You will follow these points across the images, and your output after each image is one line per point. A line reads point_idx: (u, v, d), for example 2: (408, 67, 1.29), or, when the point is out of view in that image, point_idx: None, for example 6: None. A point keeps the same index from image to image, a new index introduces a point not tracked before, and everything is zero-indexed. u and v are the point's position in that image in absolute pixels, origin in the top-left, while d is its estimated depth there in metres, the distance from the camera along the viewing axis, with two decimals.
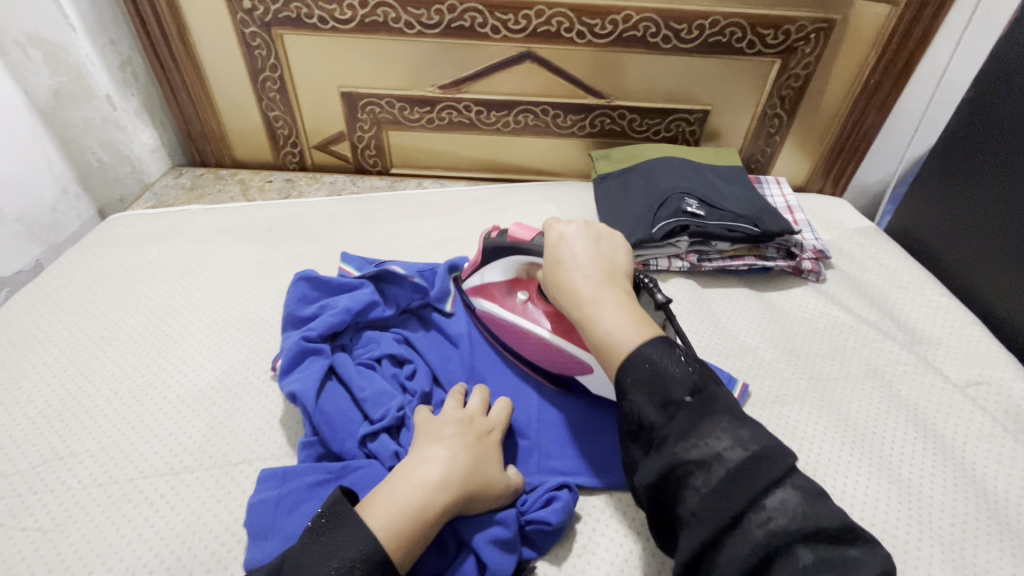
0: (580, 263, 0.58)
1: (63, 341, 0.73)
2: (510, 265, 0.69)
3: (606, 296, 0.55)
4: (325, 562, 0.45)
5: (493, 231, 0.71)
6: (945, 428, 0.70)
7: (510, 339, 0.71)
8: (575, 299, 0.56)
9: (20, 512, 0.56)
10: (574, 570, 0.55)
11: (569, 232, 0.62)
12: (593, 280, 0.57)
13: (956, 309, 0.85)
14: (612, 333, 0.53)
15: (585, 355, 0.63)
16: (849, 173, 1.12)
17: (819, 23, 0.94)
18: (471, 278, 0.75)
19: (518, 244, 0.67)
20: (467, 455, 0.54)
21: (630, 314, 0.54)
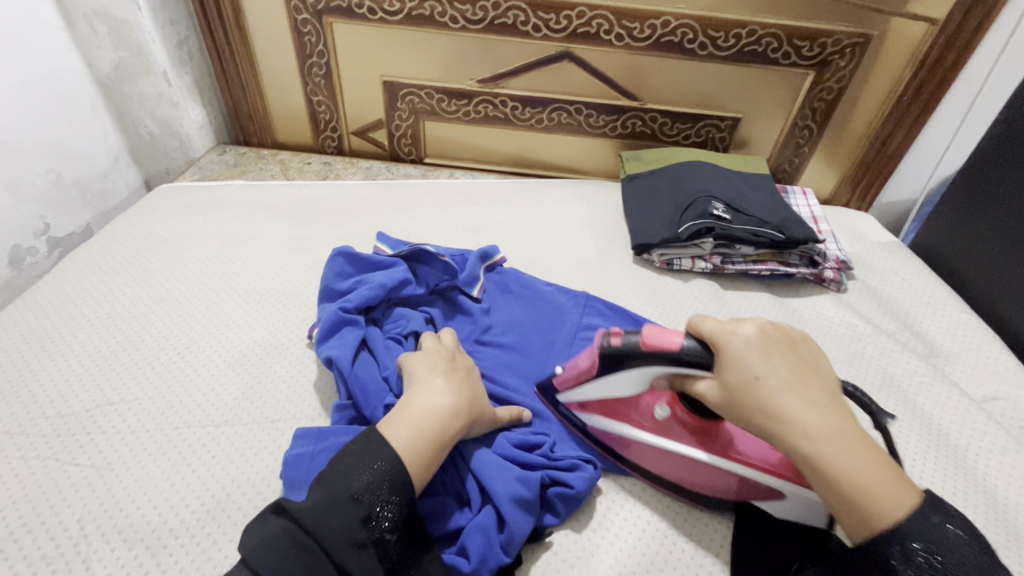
0: (793, 385, 0.49)
1: (116, 298, 0.78)
2: (644, 376, 0.58)
3: (836, 429, 0.47)
4: (355, 477, 0.50)
5: (611, 334, 0.59)
6: (957, 437, 0.71)
7: (650, 460, 0.61)
8: (802, 436, 0.47)
9: (74, 449, 0.60)
10: (588, 543, 0.58)
11: (746, 336, 0.51)
12: (815, 412, 0.48)
13: (975, 326, 0.86)
14: (860, 484, 0.45)
15: (758, 477, 0.56)
16: (877, 188, 1.13)
17: (855, 37, 0.96)
18: (576, 390, 0.64)
19: (658, 353, 0.55)
20: (467, 386, 0.60)
21: (871, 454, 0.46)
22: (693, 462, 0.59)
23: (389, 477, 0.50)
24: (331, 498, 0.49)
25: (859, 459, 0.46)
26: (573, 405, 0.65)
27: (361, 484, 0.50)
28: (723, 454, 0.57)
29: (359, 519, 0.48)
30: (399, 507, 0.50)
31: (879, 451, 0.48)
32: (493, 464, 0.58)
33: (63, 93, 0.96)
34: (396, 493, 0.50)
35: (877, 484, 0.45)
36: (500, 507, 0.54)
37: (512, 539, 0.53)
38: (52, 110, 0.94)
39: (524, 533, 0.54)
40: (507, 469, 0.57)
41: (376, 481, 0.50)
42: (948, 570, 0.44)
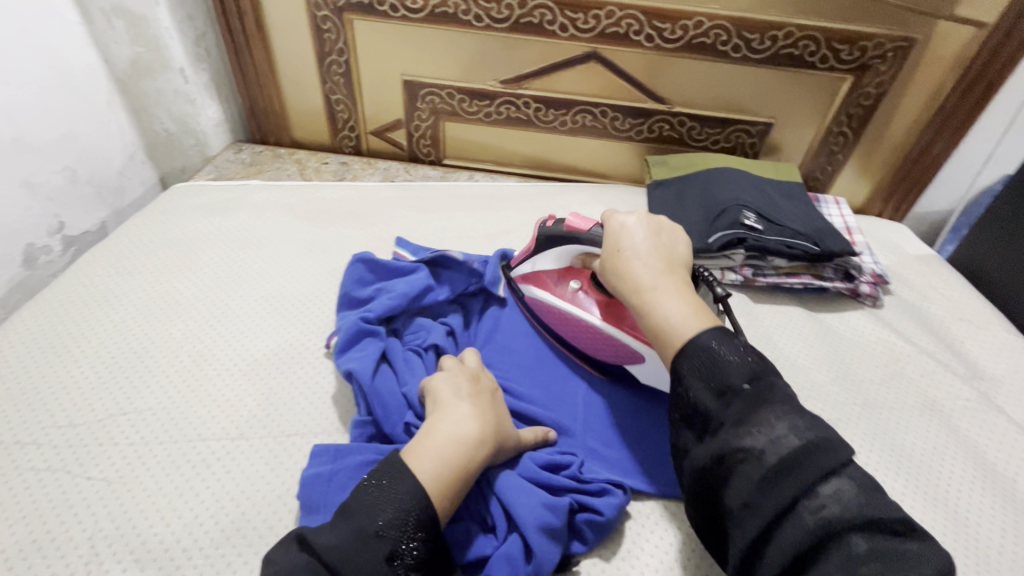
0: (643, 255, 0.59)
1: (130, 301, 0.76)
2: (567, 253, 0.70)
3: (665, 285, 0.56)
4: (380, 512, 0.47)
5: (549, 219, 0.72)
6: (1004, 466, 0.68)
7: (561, 327, 0.72)
8: (635, 288, 0.57)
9: (86, 461, 0.58)
10: (618, 573, 0.55)
11: (628, 222, 0.63)
12: (653, 270, 0.57)
13: (1021, 347, 0.82)
14: (667, 317, 0.53)
15: (639, 345, 0.64)
16: (912, 198, 1.08)
17: (898, 41, 0.91)
18: (521, 265, 0.76)
19: (576, 233, 0.68)
20: (492, 409, 0.58)
21: (692, 304, 0.54)
22: (591, 327, 0.68)
23: (415, 514, 0.48)
24: (355, 533, 0.46)
25: (677, 304, 0.54)
26: (518, 282, 0.77)
27: (386, 520, 0.47)
28: (611, 321, 0.67)
29: (383, 558, 0.46)
30: (424, 544, 0.48)
31: (704, 307, 0.55)
32: (519, 488, 0.55)
33: (79, 90, 0.94)
34: (422, 529, 0.48)
35: (683, 320, 0.53)
36: (527, 536, 0.52)
37: (540, 570, 0.51)
38: (68, 106, 0.93)
39: (552, 564, 0.51)
40: (534, 494, 0.54)
41: (402, 517, 0.47)
42: (724, 378, 0.48)
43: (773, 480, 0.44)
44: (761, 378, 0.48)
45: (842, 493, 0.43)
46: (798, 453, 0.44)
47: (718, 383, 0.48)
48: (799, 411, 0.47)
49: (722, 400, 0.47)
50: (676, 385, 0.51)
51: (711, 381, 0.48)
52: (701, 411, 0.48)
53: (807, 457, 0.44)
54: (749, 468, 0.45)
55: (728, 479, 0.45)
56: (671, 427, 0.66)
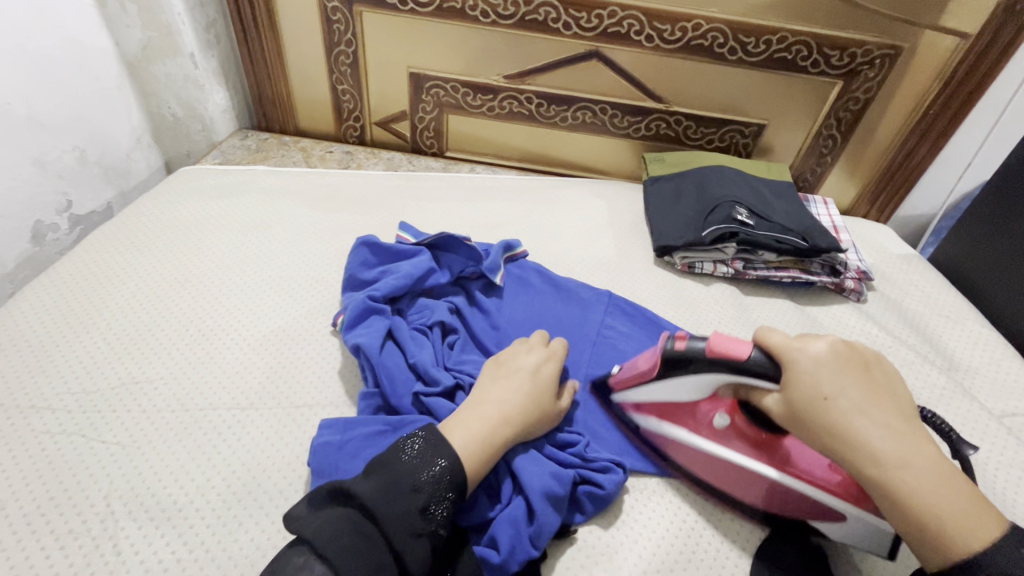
0: (864, 408, 0.48)
1: (141, 277, 0.78)
2: (705, 384, 0.57)
3: (913, 457, 0.47)
4: (416, 468, 0.51)
5: (673, 338, 0.58)
6: (977, 450, 0.72)
7: (702, 468, 0.61)
8: (873, 459, 0.47)
9: (100, 426, 0.60)
10: (612, 541, 0.58)
11: (819, 353, 0.51)
12: (889, 435, 0.47)
13: (995, 342, 0.87)
14: (927, 503, 0.45)
15: (823, 497, 0.55)
16: (897, 200, 1.13)
17: (885, 49, 0.96)
18: (633, 392, 0.64)
19: (724, 365, 0.54)
20: (526, 391, 0.60)
21: (952, 485, 0.46)
22: (753, 474, 0.58)
23: (447, 475, 0.51)
24: (393, 485, 0.49)
25: (934, 485, 0.46)
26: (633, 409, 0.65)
27: (422, 476, 0.50)
28: (784, 468, 0.57)
29: (417, 510, 0.49)
30: (452, 506, 0.51)
31: (954, 474, 0.47)
32: (527, 458, 0.58)
33: (91, 72, 0.96)
34: (452, 490, 0.51)
35: (940, 499, 0.46)
36: (532, 501, 0.54)
37: (542, 532, 0.53)
38: (80, 87, 0.94)
39: (553, 529, 0.54)
40: (542, 464, 0.57)
41: (439, 475, 0.51)
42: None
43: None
44: None
45: None
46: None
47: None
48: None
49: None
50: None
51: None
52: None
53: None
54: None
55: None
56: None
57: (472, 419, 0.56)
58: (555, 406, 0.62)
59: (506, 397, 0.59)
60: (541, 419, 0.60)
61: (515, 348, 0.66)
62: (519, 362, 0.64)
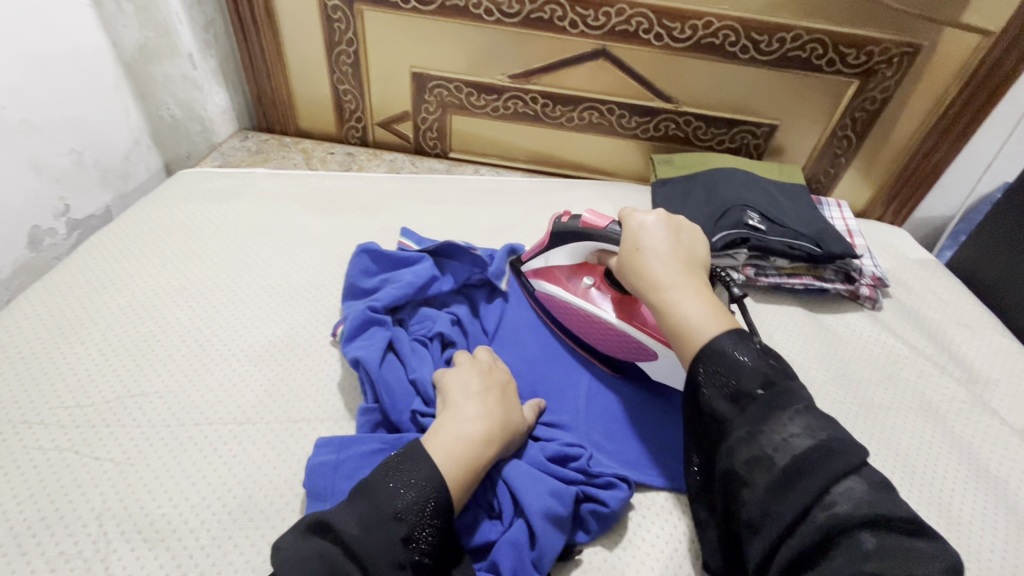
0: (660, 254, 0.59)
1: (137, 284, 0.76)
2: (579, 249, 0.71)
3: (685, 283, 0.56)
4: (397, 495, 0.49)
5: (565, 215, 0.73)
6: (997, 467, 0.69)
7: (568, 319, 0.74)
8: (654, 284, 0.57)
9: (94, 442, 0.58)
10: (620, 562, 0.56)
11: (644, 219, 0.63)
12: (673, 269, 0.58)
13: (1017, 352, 0.84)
14: (687, 316, 0.54)
15: (650, 342, 0.66)
16: (914, 203, 1.09)
17: (904, 47, 0.92)
18: (533, 261, 0.78)
19: (592, 229, 0.68)
20: (499, 405, 0.58)
21: (709, 304, 0.55)
22: (602, 323, 0.70)
23: (431, 501, 0.49)
24: (373, 515, 0.48)
25: (703, 311, 0.54)
26: (531, 277, 0.78)
27: (404, 503, 0.48)
28: (627, 319, 0.68)
29: (399, 540, 0.47)
30: (438, 532, 0.49)
31: (720, 307, 0.55)
32: (526, 475, 0.56)
33: (88, 73, 0.94)
34: (437, 516, 0.49)
35: (702, 322, 0.54)
36: (533, 522, 0.52)
37: (544, 555, 0.52)
38: (77, 89, 0.93)
39: (555, 551, 0.52)
40: (541, 483, 0.55)
41: (421, 501, 0.49)
42: (738, 382, 0.49)
43: (786, 484, 0.44)
44: (777, 382, 0.49)
45: (852, 492, 0.44)
46: (810, 456, 0.45)
47: (731, 389, 0.49)
48: (819, 415, 0.47)
49: (736, 407, 0.49)
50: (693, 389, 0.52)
51: (726, 388, 0.49)
52: (715, 418, 0.50)
53: (828, 455, 0.45)
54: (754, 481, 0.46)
55: (742, 487, 0.46)
56: (673, 421, 0.67)
57: (450, 437, 0.54)
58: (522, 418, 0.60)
59: (482, 413, 0.57)
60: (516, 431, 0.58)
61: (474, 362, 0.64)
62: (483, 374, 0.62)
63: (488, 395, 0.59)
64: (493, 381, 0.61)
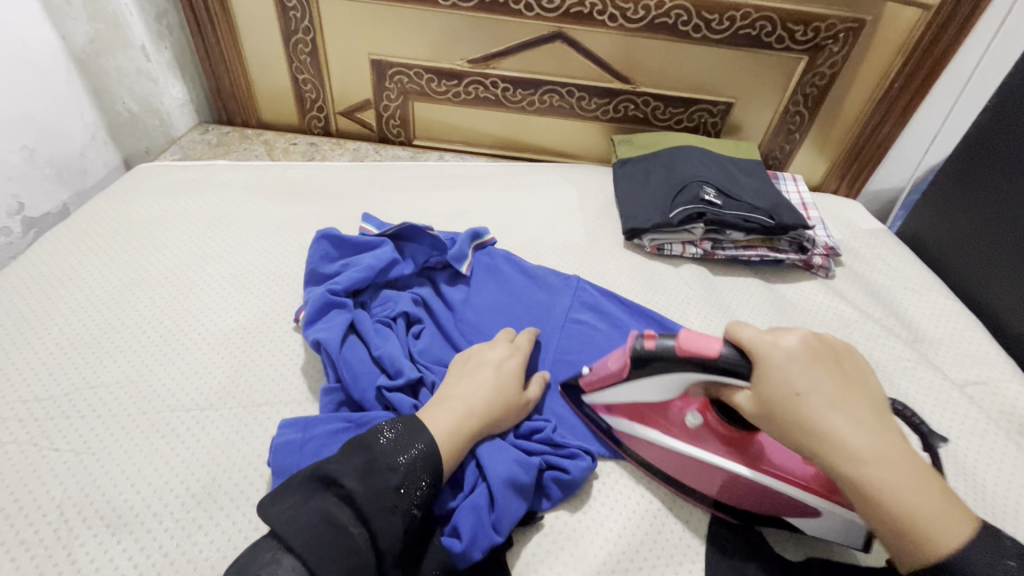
0: (836, 402, 0.47)
1: (95, 279, 0.75)
2: (675, 383, 0.57)
3: (889, 451, 0.45)
4: (392, 451, 0.52)
5: (644, 337, 0.57)
6: (939, 420, 0.73)
7: (672, 466, 0.61)
8: (847, 454, 0.45)
9: (53, 433, 0.58)
10: (580, 525, 0.58)
11: (790, 347, 0.50)
12: (862, 428, 0.46)
13: (959, 312, 0.88)
14: (902, 499, 0.44)
15: (799, 494, 0.54)
16: (866, 176, 1.13)
17: (848, 22, 0.95)
18: (607, 391, 0.62)
19: (694, 361, 0.53)
20: (490, 384, 0.60)
21: (925, 479, 0.44)
22: (726, 472, 0.57)
23: (423, 457, 0.52)
24: (370, 465, 0.50)
25: (919, 491, 0.44)
26: (606, 408, 0.64)
27: (398, 458, 0.51)
28: (758, 466, 0.56)
29: (392, 490, 0.50)
30: (428, 488, 0.51)
31: (931, 472, 0.45)
32: (490, 446, 0.57)
33: (36, 67, 0.92)
34: (429, 472, 0.52)
35: (936, 512, 0.43)
36: (494, 488, 0.54)
37: (503, 518, 0.53)
38: (27, 86, 0.91)
39: (515, 515, 0.54)
40: (506, 452, 0.57)
41: (414, 458, 0.52)
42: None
43: None
44: None
45: None
46: None
47: None
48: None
49: None
50: None
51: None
52: None
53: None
54: None
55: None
56: None
57: (437, 412, 0.56)
58: (520, 396, 0.62)
59: (471, 391, 0.59)
60: (507, 411, 0.60)
61: (479, 345, 0.66)
62: (484, 357, 0.64)
63: (480, 379, 0.61)
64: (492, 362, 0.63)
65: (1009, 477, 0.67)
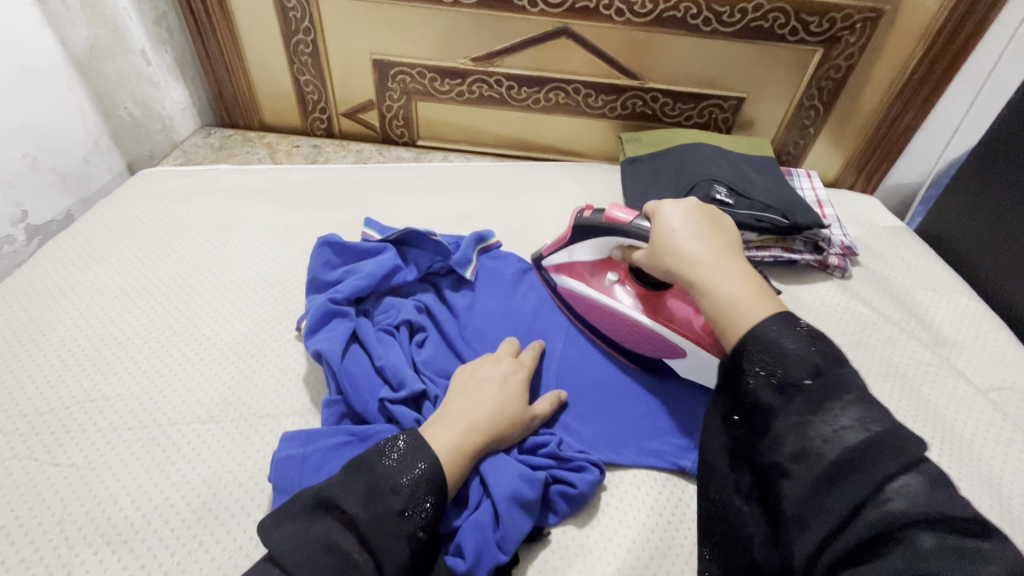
0: (699, 236, 0.57)
1: (97, 288, 0.75)
2: (602, 245, 0.71)
3: (725, 266, 0.54)
4: (394, 473, 0.50)
5: (585, 209, 0.72)
6: (962, 427, 0.70)
7: (593, 317, 0.73)
8: (692, 266, 0.55)
9: (54, 449, 0.58)
10: (587, 540, 0.56)
11: (677, 206, 0.61)
12: (710, 251, 0.56)
13: (982, 313, 0.84)
14: (732, 297, 0.51)
15: (678, 339, 0.65)
16: (883, 171, 1.09)
17: (866, 12, 0.92)
18: (556, 255, 0.78)
19: (615, 225, 0.67)
20: (493, 399, 0.59)
21: (751, 285, 0.53)
22: (629, 320, 0.69)
23: (427, 478, 0.50)
24: (372, 488, 0.49)
25: (743, 291, 0.52)
26: (553, 271, 0.79)
27: (401, 480, 0.50)
28: (652, 316, 0.67)
29: (395, 515, 0.48)
30: (433, 511, 0.50)
31: (761, 286, 0.53)
32: (495, 462, 0.56)
33: (37, 74, 0.92)
34: (433, 494, 0.50)
35: (746, 303, 0.51)
36: (498, 505, 0.53)
37: (508, 536, 0.52)
38: (28, 93, 0.90)
39: (520, 533, 0.52)
40: (511, 467, 0.55)
41: (417, 479, 0.50)
42: (785, 372, 0.45)
43: (831, 479, 0.41)
44: (826, 372, 0.45)
45: (909, 488, 0.39)
46: (863, 450, 0.40)
47: (778, 377, 0.46)
48: (878, 407, 0.43)
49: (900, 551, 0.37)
50: (737, 373, 0.48)
51: (772, 376, 0.46)
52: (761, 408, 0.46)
53: (878, 452, 0.40)
54: (796, 470, 0.42)
55: (783, 478, 0.43)
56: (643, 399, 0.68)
57: (440, 429, 0.55)
58: (526, 413, 0.60)
59: (474, 406, 0.57)
60: (511, 426, 0.58)
61: (481, 359, 0.65)
62: (487, 371, 0.62)
63: (482, 393, 0.59)
64: (494, 377, 0.62)
65: None
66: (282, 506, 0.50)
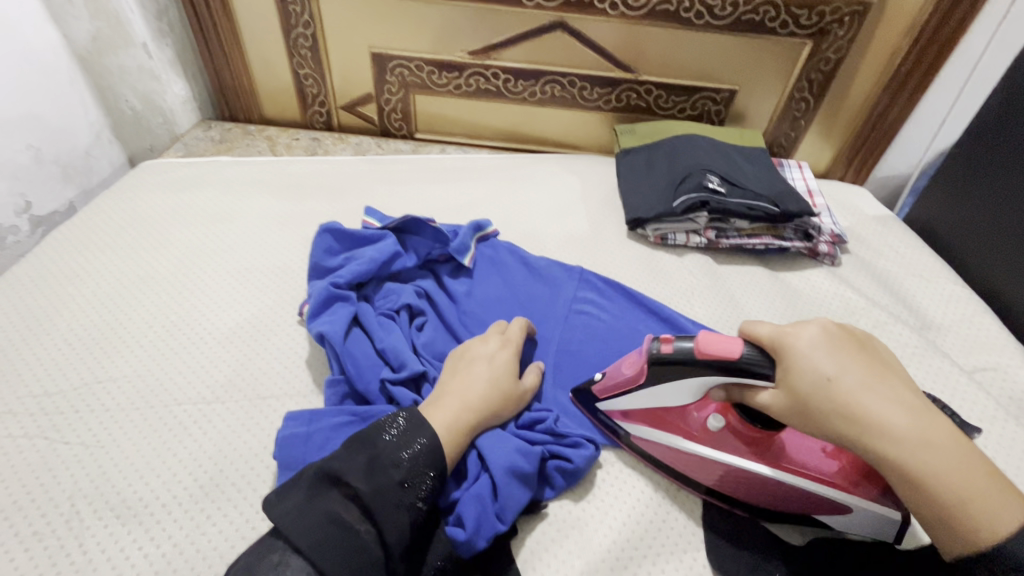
0: (869, 385, 0.48)
1: (102, 275, 0.76)
2: (697, 389, 0.56)
3: (933, 438, 0.45)
4: (394, 448, 0.52)
5: (659, 340, 0.57)
6: (947, 406, 0.72)
7: (694, 472, 0.59)
8: (890, 440, 0.45)
9: (63, 427, 0.59)
10: (583, 513, 0.58)
11: (812, 336, 0.50)
12: (904, 413, 0.46)
13: (968, 298, 0.87)
14: (960, 493, 0.44)
15: (826, 492, 0.54)
16: (873, 162, 1.11)
17: (854, 5, 0.94)
18: (620, 399, 0.61)
19: (716, 362, 0.52)
20: (483, 379, 0.60)
21: (968, 457, 0.45)
22: (754, 476, 0.56)
23: (426, 452, 0.52)
24: (373, 462, 0.51)
25: (960, 468, 0.44)
26: (619, 417, 0.63)
27: (401, 454, 0.52)
28: (781, 465, 0.56)
29: (396, 486, 0.50)
30: (433, 483, 0.52)
31: (965, 441, 0.46)
32: (492, 437, 0.58)
33: (40, 67, 0.93)
34: (432, 467, 0.52)
35: (994, 498, 0.43)
36: (496, 477, 0.54)
37: (507, 506, 0.53)
38: (31, 85, 0.91)
39: (518, 504, 0.54)
40: (507, 441, 0.57)
41: (417, 453, 0.52)
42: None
43: None
44: None
45: None
46: None
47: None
48: None
49: None
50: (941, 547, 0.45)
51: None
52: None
53: None
54: None
55: None
56: None
57: (438, 411, 0.56)
58: (516, 387, 0.62)
59: (465, 386, 0.59)
60: (504, 402, 0.60)
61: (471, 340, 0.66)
62: (477, 352, 0.64)
63: (473, 374, 0.61)
64: (481, 358, 0.63)
65: (1019, 463, 0.67)
66: (287, 480, 0.51)
